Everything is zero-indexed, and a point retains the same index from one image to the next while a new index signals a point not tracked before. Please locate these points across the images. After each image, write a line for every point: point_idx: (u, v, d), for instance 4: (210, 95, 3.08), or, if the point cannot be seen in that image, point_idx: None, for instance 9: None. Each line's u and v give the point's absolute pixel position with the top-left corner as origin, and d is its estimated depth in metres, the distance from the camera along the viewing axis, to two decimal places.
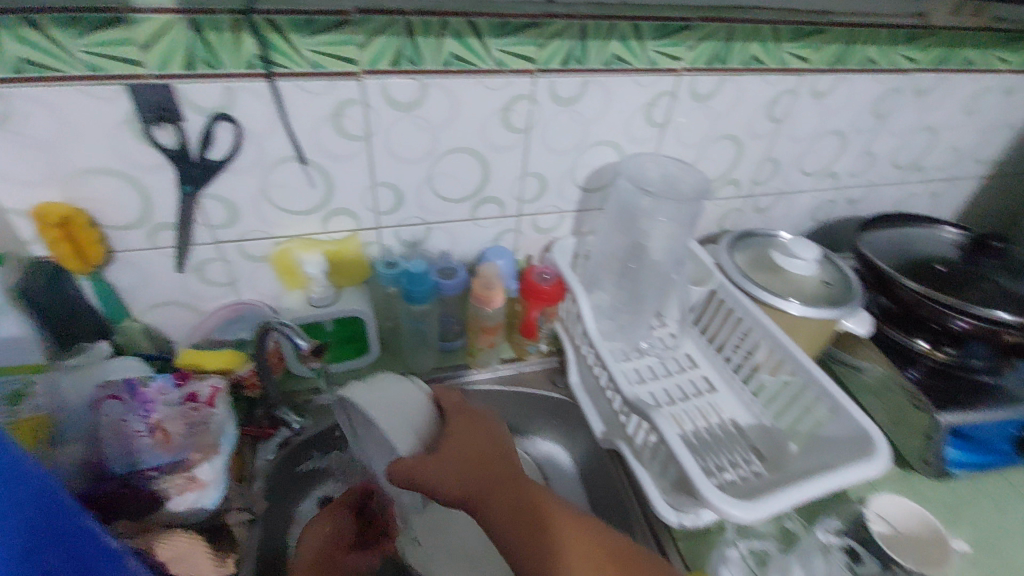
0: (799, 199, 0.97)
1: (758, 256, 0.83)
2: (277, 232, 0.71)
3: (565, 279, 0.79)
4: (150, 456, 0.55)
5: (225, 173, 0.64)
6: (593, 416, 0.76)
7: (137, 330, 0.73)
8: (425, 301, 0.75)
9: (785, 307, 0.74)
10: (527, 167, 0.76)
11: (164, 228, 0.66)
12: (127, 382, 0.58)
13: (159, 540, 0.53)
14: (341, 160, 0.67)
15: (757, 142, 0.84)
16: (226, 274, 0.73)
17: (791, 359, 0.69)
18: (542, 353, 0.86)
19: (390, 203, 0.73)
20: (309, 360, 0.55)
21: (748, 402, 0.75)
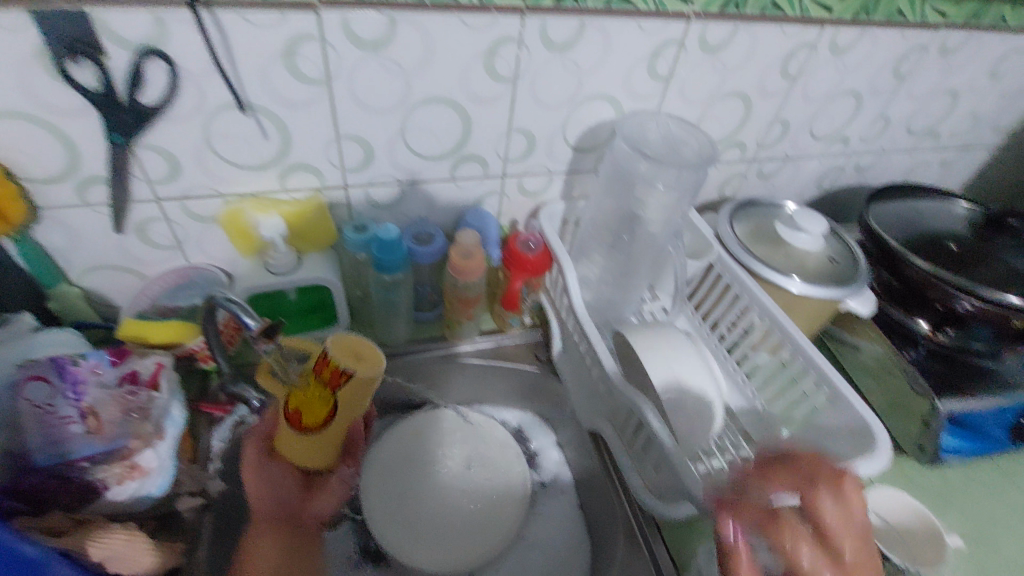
0: (805, 166, 0.90)
1: (760, 227, 0.78)
2: (228, 189, 0.63)
3: (551, 248, 0.72)
4: (81, 446, 0.48)
5: (161, 120, 0.55)
6: (577, 395, 0.72)
7: (74, 297, 0.65)
8: (398, 270, 0.68)
9: (785, 285, 0.69)
10: (513, 122, 0.67)
11: (95, 182, 0.58)
12: (54, 361, 0.48)
13: (93, 539, 0.45)
14: (299, 108, 0.58)
15: (768, 102, 0.77)
16: (172, 236, 0.65)
17: (789, 340, 0.65)
18: (525, 326, 0.81)
19: (357, 158, 0.65)
20: (258, 342, 0.48)
21: (740, 383, 0.72)
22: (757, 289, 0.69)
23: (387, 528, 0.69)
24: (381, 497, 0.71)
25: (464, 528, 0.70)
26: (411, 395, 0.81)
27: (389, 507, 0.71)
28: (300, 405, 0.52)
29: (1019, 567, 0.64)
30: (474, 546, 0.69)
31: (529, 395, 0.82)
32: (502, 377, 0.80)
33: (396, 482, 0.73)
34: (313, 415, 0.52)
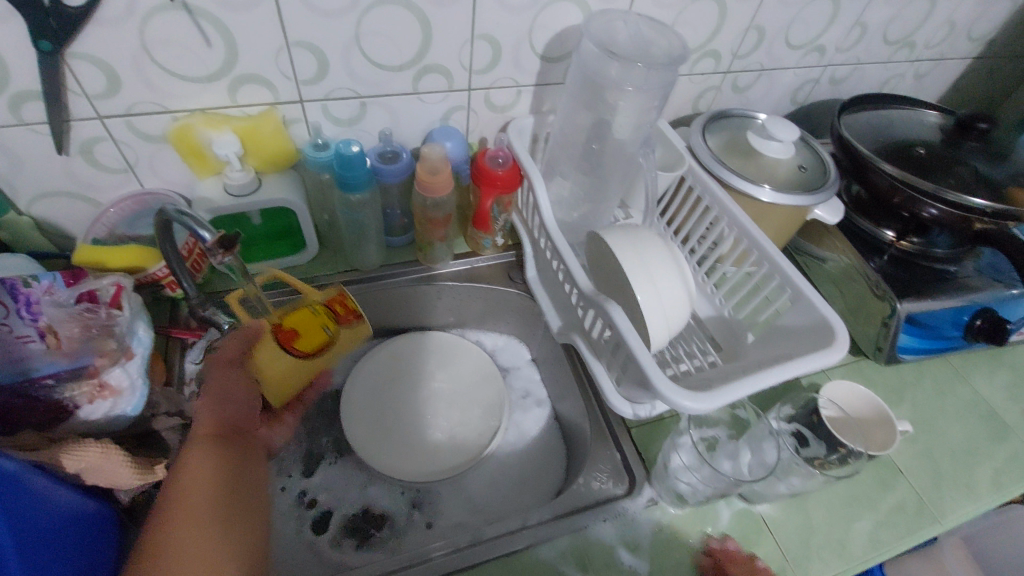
0: (781, 78, 0.88)
1: (732, 138, 0.77)
2: (176, 104, 0.59)
3: (521, 163, 0.70)
4: (44, 364, 0.49)
5: (92, 25, 0.51)
6: (550, 311, 0.73)
7: (25, 226, 0.63)
8: (363, 189, 0.66)
9: (755, 194, 0.69)
10: (475, 27, 0.64)
11: (29, 98, 0.54)
12: (3, 283, 0.45)
13: (67, 452, 0.46)
14: (243, 10, 0.54)
15: (742, 5, 0.74)
16: (122, 158, 0.62)
17: (756, 247, 0.66)
18: (499, 247, 0.80)
19: (312, 69, 0.62)
20: (216, 255, 0.47)
21: (709, 294, 0.73)
22: (726, 199, 0.69)
23: (368, 443, 0.71)
24: (360, 417, 0.73)
25: (443, 442, 0.73)
26: (386, 321, 0.82)
27: (368, 426, 0.73)
28: (301, 325, 0.58)
29: (963, 452, 0.68)
30: (454, 457, 0.72)
31: (504, 315, 0.82)
32: (476, 299, 0.81)
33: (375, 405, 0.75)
34: (311, 337, 0.59)
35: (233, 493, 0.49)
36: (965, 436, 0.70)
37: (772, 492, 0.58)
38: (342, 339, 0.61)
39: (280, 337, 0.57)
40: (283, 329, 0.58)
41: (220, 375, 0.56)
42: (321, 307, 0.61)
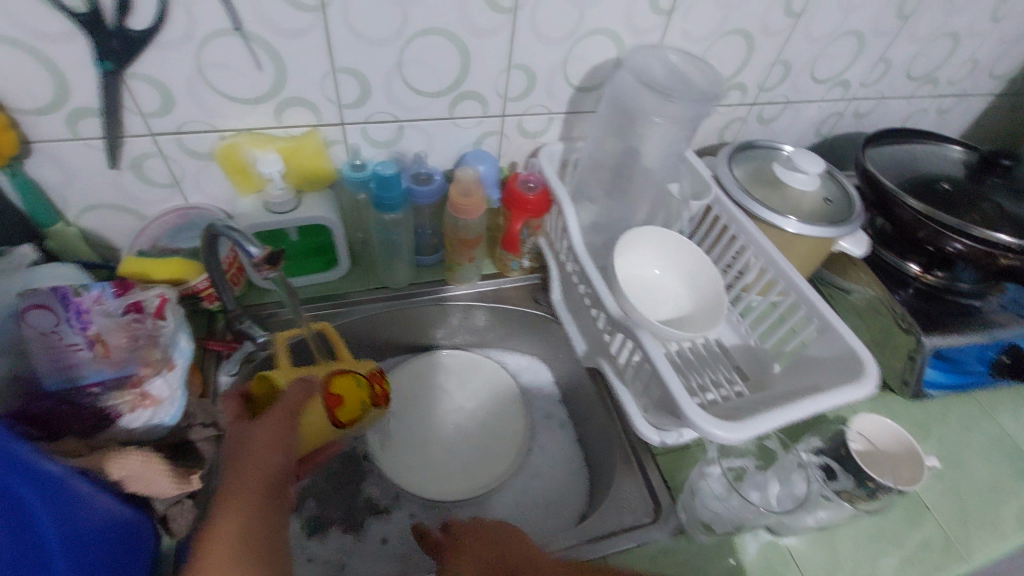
0: (805, 110, 0.90)
1: (759, 169, 0.78)
2: (224, 124, 0.62)
3: (551, 188, 0.72)
4: (92, 371, 0.50)
5: (153, 48, 0.54)
6: (575, 334, 0.73)
7: (73, 237, 0.65)
8: (399, 210, 0.67)
9: (782, 225, 0.70)
10: (512, 57, 0.66)
11: (87, 115, 0.57)
12: (56, 291, 0.47)
13: (112, 460, 0.47)
14: (294, 37, 0.57)
15: (770, 40, 0.76)
16: (169, 174, 0.65)
17: (783, 277, 0.67)
18: (525, 270, 0.81)
19: (354, 93, 0.64)
20: (261, 270, 0.48)
21: (735, 323, 0.73)
22: (755, 229, 0.69)
23: (396, 462, 0.73)
24: (390, 440, 0.74)
25: (465, 463, 0.74)
26: (412, 340, 0.83)
27: (396, 444, 0.74)
28: (348, 392, 0.62)
29: (988, 489, 0.68)
30: (476, 479, 0.72)
31: (528, 337, 0.83)
32: (499, 319, 0.82)
33: (402, 428, 0.76)
34: (351, 408, 0.63)
35: (269, 544, 0.45)
36: (992, 474, 0.69)
37: (799, 526, 0.57)
38: (369, 415, 0.66)
39: (327, 401, 0.61)
40: (330, 393, 0.61)
41: (268, 426, 0.53)
42: (365, 381, 0.66)
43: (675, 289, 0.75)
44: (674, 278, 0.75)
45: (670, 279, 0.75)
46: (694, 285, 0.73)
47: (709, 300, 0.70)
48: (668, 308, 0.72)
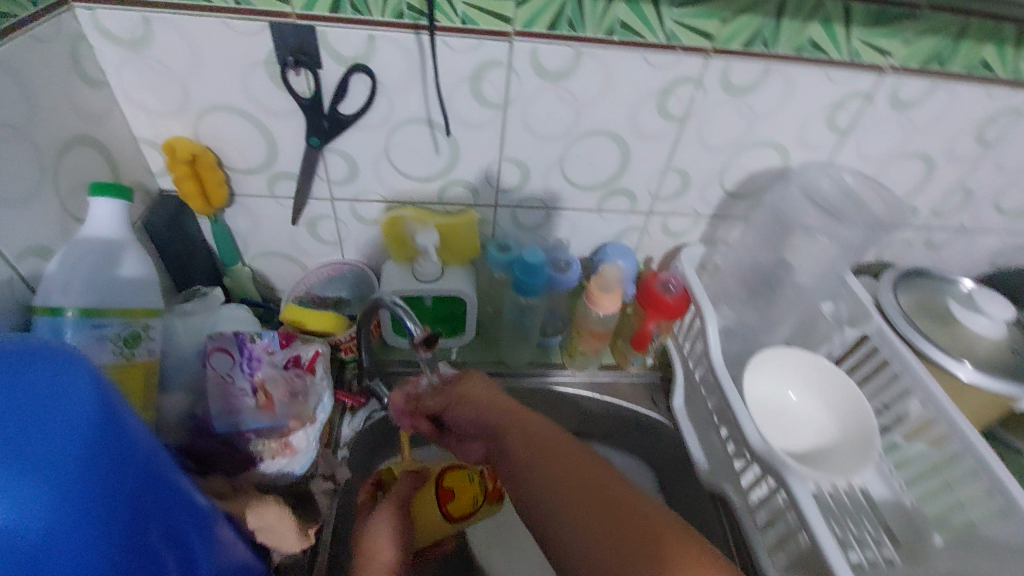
0: (982, 239, 0.81)
1: (928, 299, 0.71)
2: (393, 197, 0.67)
3: (691, 292, 0.70)
4: (251, 420, 0.52)
5: (353, 129, 0.60)
6: (699, 452, 0.68)
7: (245, 277, 0.72)
8: (536, 294, 0.69)
9: (953, 369, 0.63)
10: (671, 161, 0.66)
11: (284, 178, 0.64)
12: (236, 336, 0.54)
13: (251, 506, 0.48)
14: (473, 129, 0.61)
15: (953, 166, 0.70)
16: (336, 233, 0.71)
17: (957, 434, 0.58)
18: (647, 366, 0.79)
19: (513, 180, 0.67)
20: (417, 348, 0.50)
21: (886, 472, 0.66)
22: (924, 372, 0.62)
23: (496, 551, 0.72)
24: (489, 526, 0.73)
25: None
26: None
27: None
28: (460, 485, 0.60)
29: None
30: None
31: (640, 439, 0.79)
32: (612, 413, 0.78)
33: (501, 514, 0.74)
34: (463, 502, 0.60)
35: None
36: None
37: None
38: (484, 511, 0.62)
39: (439, 493, 0.59)
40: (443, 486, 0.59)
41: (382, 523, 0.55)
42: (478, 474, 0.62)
43: (818, 415, 0.66)
44: (816, 402, 0.67)
45: (810, 402, 0.67)
46: (840, 414, 0.65)
47: (857, 437, 0.62)
48: (810, 438, 0.65)
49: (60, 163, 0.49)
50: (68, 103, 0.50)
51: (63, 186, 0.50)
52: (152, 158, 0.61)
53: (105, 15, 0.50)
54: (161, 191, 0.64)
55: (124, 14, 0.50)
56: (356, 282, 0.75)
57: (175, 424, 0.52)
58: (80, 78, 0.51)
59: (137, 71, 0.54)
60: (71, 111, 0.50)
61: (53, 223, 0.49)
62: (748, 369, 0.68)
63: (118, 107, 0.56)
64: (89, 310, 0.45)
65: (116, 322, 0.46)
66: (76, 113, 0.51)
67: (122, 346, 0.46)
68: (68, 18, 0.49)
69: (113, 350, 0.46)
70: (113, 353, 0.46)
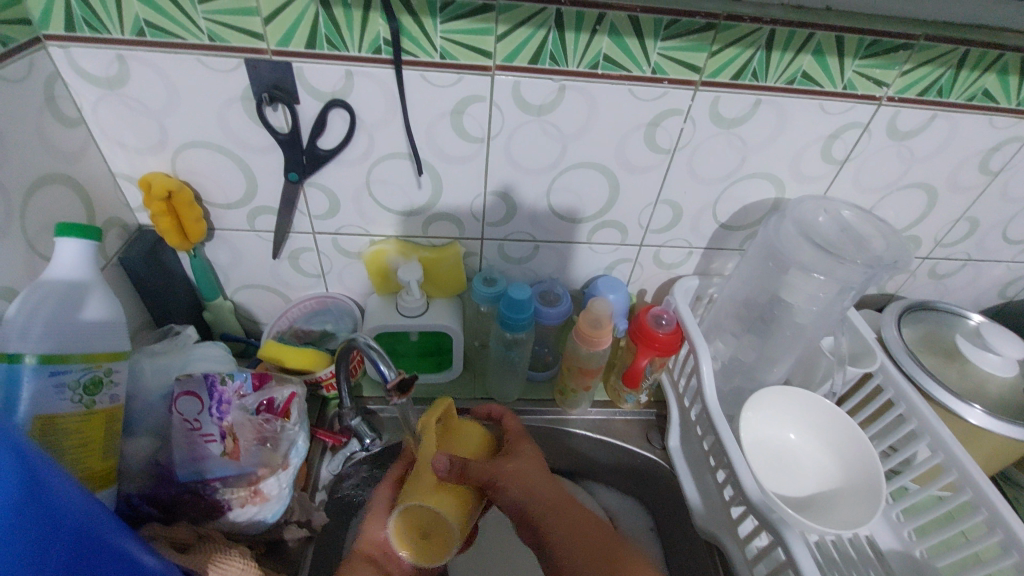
0: (990, 270, 0.78)
1: (930, 335, 0.68)
2: (376, 230, 0.66)
3: (685, 327, 0.67)
4: (218, 467, 0.51)
5: (333, 164, 0.58)
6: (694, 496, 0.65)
7: (226, 310, 0.71)
8: (524, 330, 0.65)
9: (962, 412, 0.59)
10: (662, 193, 0.64)
11: (264, 212, 0.63)
12: (206, 378, 0.51)
13: (215, 562, 0.46)
14: (456, 162, 0.60)
15: (957, 197, 0.67)
16: (319, 266, 0.69)
17: (968, 483, 0.54)
18: (641, 404, 0.75)
19: (499, 213, 0.65)
20: (392, 395, 0.48)
21: (895, 521, 0.61)
22: (931, 414, 0.58)
23: None
24: None
25: None
26: None
27: None
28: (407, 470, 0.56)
29: None
30: None
31: (634, 477, 0.75)
32: (604, 451, 0.75)
33: None
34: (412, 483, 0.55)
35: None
36: None
37: None
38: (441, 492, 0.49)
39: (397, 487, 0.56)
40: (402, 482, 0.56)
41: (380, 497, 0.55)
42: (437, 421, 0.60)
43: (822, 459, 0.63)
44: (820, 445, 0.64)
45: (813, 445, 0.64)
46: (846, 459, 0.61)
47: (865, 484, 0.58)
48: (811, 483, 0.61)
49: (28, 202, 0.48)
50: (40, 141, 0.49)
51: (30, 226, 0.48)
52: (130, 193, 0.60)
53: (78, 52, 0.49)
54: (140, 225, 0.63)
55: (97, 51, 0.49)
56: (342, 316, 0.74)
57: (138, 471, 0.50)
58: (53, 115, 0.50)
59: (113, 108, 0.53)
60: (43, 149, 0.49)
61: (19, 263, 0.48)
62: (747, 405, 0.64)
63: (93, 142, 0.56)
64: (50, 356, 0.43)
65: (78, 368, 0.44)
66: (47, 151, 0.50)
67: (83, 393, 0.44)
68: (42, 56, 0.49)
69: (72, 397, 0.44)
70: (73, 402, 0.44)
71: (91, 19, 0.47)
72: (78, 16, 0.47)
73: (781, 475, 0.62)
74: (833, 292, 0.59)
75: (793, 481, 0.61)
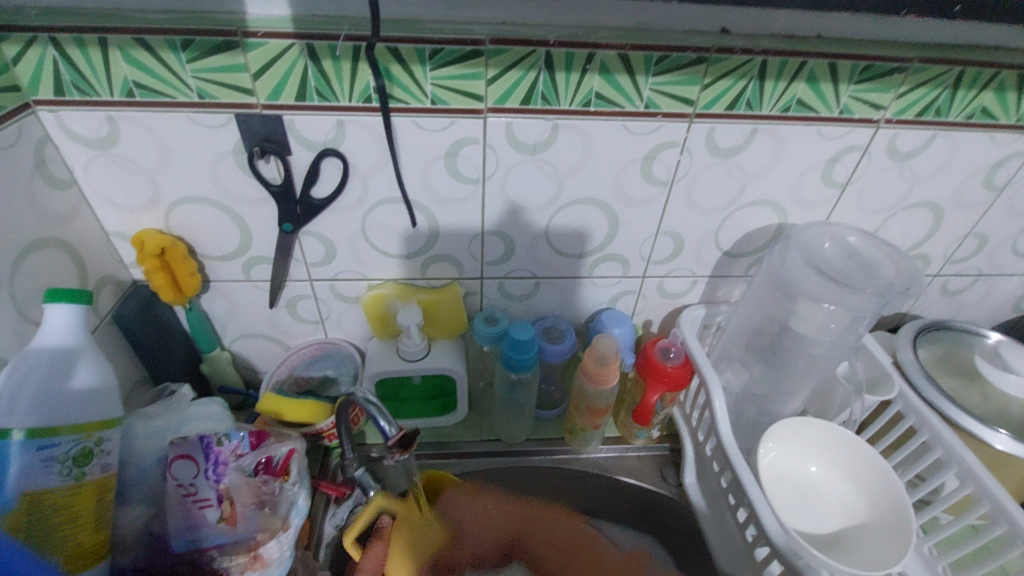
0: (1002, 284, 0.76)
1: (947, 356, 0.66)
2: (374, 274, 0.65)
3: (693, 360, 0.65)
4: (214, 534, 0.49)
5: (327, 212, 0.58)
6: (714, 536, 0.62)
7: (224, 361, 0.69)
8: (528, 370, 0.64)
9: (989, 439, 0.57)
10: (662, 225, 0.63)
11: (260, 262, 0.62)
12: (201, 440, 0.50)
13: None
14: (452, 204, 0.59)
15: (963, 213, 0.66)
16: (317, 312, 0.68)
17: (1002, 516, 0.51)
18: (653, 439, 0.72)
19: (498, 252, 0.64)
20: (393, 452, 0.46)
21: (927, 556, 0.58)
22: (956, 443, 0.56)
23: None
24: None
25: None
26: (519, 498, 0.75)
27: None
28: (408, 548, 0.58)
29: None
30: None
31: (649, 516, 0.72)
32: (617, 490, 0.72)
33: None
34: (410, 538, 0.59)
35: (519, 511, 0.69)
36: None
37: None
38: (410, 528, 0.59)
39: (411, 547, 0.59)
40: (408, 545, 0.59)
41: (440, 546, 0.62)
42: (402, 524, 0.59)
43: (845, 492, 0.60)
44: (843, 477, 0.61)
45: (835, 478, 0.61)
46: (869, 491, 0.59)
47: (893, 520, 0.55)
48: (836, 519, 0.59)
49: (18, 268, 0.47)
50: (30, 206, 0.48)
51: (20, 292, 0.48)
52: (123, 250, 0.59)
53: (68, 116, 0.49)
54: (135, 281, 0.63)
55: (87, 114, 0.49)
56: (342, 361, 0.72)
57: (133, 541, 0.48)
58: (43, 178, 0.50)
59: (104, 168, 0.53)
60: (33, 214, 0.49)
61: (8, 330, 0.46)
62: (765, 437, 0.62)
63: (85, 202, 0.55)
64: (39, 429, 0.41)
65: (68, 440, 0.43)
66: (36, 214, 0.49)
67: (72, 465, 0.43)
68: (31, 121, 0.49)
69: (61, 471, 0.42)
70: (62, 476, 0.42)
71: (80, 83, 0.47)
72: (67, 81, 0.47)
73: (803, 511, 0.59)
74: (844, 321, 0.57)
75: (815, 517, 0.59)
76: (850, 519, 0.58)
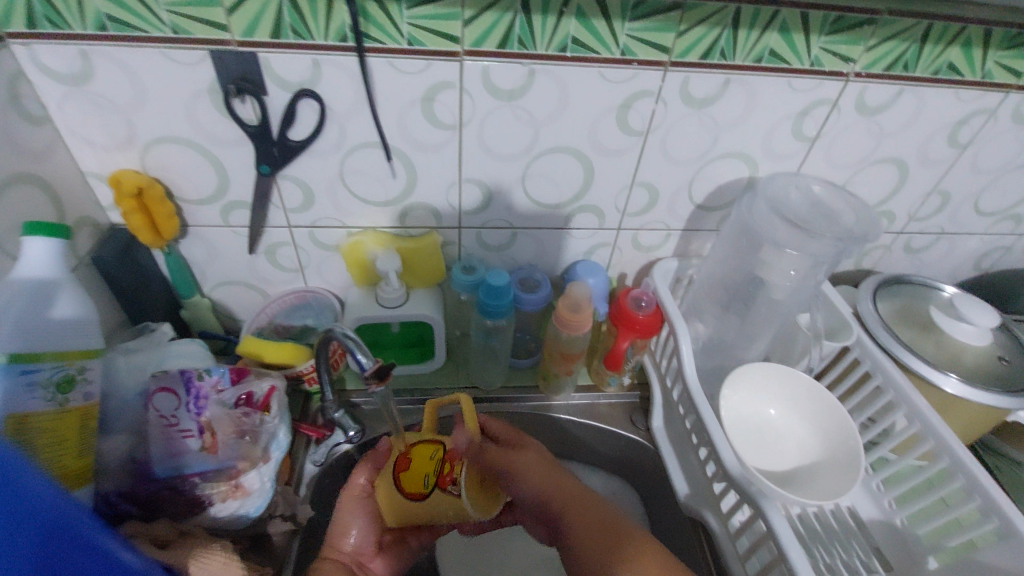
0: (964, 242, 0.79)
1: (906, 308, 0.69)
2: (353, 222, 0.65)
3: (664, 309, 0.67)
4: (196, 462, 0.51)
5: (305, 155, 0.58)
6: (678, 475, 0.65)
7: (205, 307, 0.70)
8: (503, 316, 0.65)
9: (938, 382, 0.60)
10: (636, 176, 0.65)
11: (238, 207, 0.62)
12: (182, 375, 0.51)
13: (194, 558, 0.44)
14: (429, 150, 0.59)
15: (928, 170, 0.68)
16: (296, 260, 0.69)
17: (945, 451, 0.55)
18: (624, 386, 0.75)
19: (475, 201, 0.65)
20: (370, 383, 0.48)
21: (874, 491, 0.62)
22: (906, 385, 0.59)
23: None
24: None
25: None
26: None
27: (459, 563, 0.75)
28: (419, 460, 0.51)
29: None
30: None
31: (618, 458, 0.76)
32: (589, 435, 0.75)
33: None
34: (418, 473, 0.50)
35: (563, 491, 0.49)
36: None
37: None
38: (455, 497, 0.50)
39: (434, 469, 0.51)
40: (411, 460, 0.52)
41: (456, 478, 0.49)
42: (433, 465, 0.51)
43: (800, 432, 0.64)
44: (798, 419, 0.65)
45: (792, 419, 0.65)
46: (823, 431, 0.62)
47: (843, 457, 0.59)
48: (791, 456, 0.62)
49: None
50: (4, 141, 0.48)
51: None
52: (100, 192, 0.60)
53: (39, 49, 0.49)
54: (113, 224, 0.63)
55: (59, 47, 0.49)
56: (322, 310, 0.74)
57: (117, 468, 0.50)
58: (17, 113, 0.49)
59: (78, 106, 0.53)
60: (7, 148, 0.49)
61: None
62: (728, 383, 0.65)
63: (60, 141, 0.55)
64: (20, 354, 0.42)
65: (49, 366, 0.44)
66: (11, 149, 0.49)
67: (55, 392, 0.44)
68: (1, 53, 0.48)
69: (44, 395, 0.43)
70: (45, 400, 0.43)
71: (51, 14, 0.47)
72: (37, 12, 0.46)
73: (762, 451, 0.63)
74: (806, 268, 0.60)
75: (772, 456, 0.62)
76: (805, 457, 0.62)
